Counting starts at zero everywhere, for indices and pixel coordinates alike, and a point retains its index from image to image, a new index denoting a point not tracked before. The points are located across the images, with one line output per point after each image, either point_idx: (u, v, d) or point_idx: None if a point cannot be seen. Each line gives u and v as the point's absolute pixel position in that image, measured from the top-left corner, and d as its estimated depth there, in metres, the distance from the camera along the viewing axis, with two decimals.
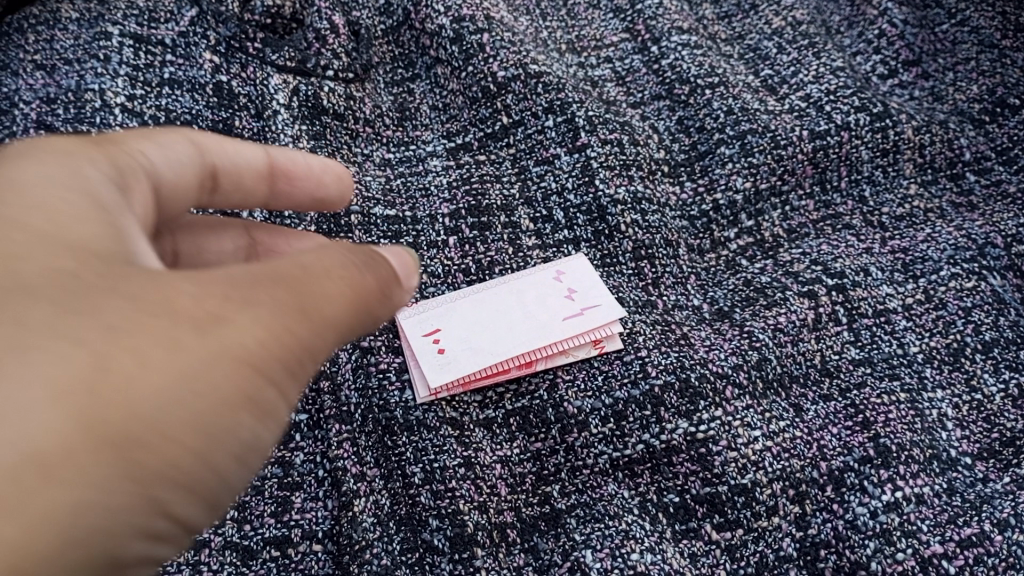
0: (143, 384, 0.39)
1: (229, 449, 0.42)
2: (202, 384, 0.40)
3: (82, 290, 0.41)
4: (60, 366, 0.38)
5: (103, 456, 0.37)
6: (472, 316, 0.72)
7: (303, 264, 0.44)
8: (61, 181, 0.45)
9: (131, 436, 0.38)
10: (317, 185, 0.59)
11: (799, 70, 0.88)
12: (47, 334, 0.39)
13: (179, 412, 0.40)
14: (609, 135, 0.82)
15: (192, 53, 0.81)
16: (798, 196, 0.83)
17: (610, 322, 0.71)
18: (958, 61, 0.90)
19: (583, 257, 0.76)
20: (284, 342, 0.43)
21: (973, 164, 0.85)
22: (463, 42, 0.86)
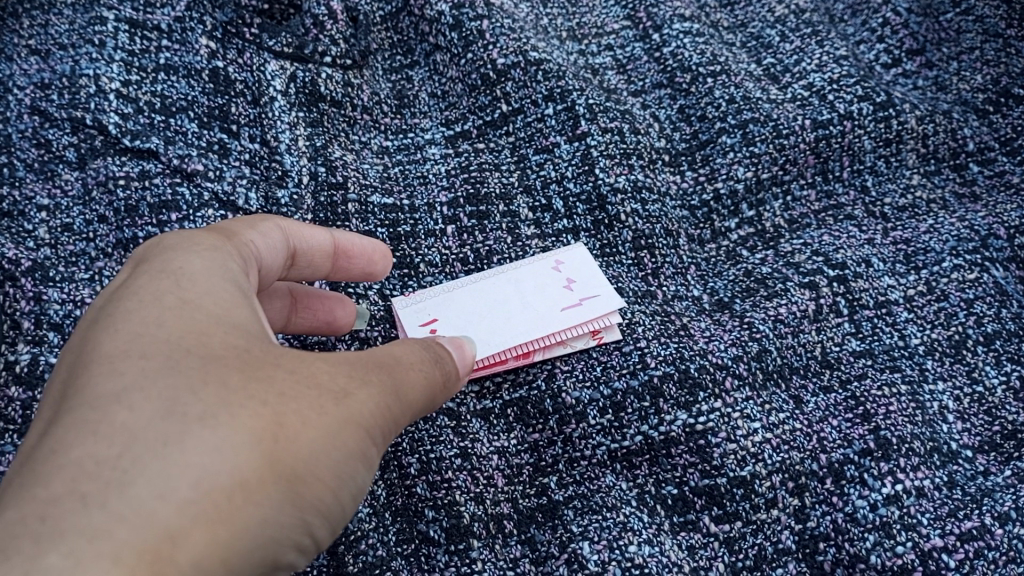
0: (307, 438, 0.44)
1: (351, 499, 0.47)
2: (345, 443, 0.46)
3: (239, 353, 0.46)
4: (241, 416, 0.43)
5: (275, 496, 0.43)
6: (470, 305, 0.70)
7: (402, 348, 0.50)
8: (203, 266, 0.51)
9: (295, 478, 0.43)
10: (368, 263, 0.64)
11: (802, 59, 0.88)
12: (223, 386, 0.44)
13: (330, 464, 0.45)
14: (609, 124, 0.81)
15: (189, 38, 0.80)
16: (800, 185, 0.82)
17: (609, 313, 0.70)
18: (963, 50, 0.89)
19: (582, 245, 0.75)
20: (394, 413, 0.48)
21: (976, 154, 0.85)
22: (463, 29, 0.85)
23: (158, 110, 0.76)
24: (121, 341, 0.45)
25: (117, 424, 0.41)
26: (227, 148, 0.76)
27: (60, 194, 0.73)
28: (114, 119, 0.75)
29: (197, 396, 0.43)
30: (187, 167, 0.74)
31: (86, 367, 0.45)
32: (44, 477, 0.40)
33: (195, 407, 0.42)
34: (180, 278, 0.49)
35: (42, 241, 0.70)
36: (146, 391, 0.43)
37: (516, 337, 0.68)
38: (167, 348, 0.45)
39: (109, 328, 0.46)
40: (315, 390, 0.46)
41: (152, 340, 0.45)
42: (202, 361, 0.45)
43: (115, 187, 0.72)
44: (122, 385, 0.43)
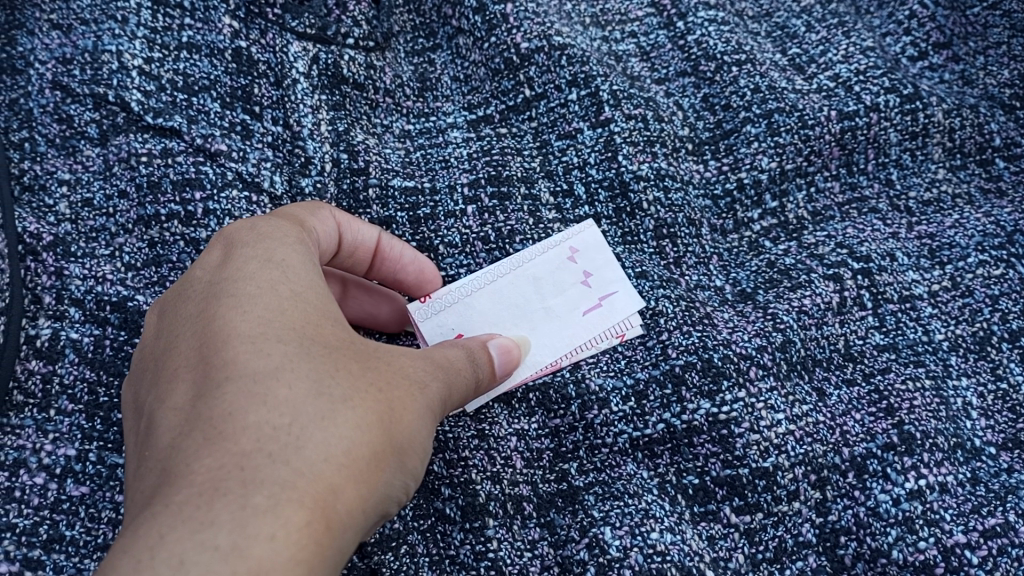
0: (414, 419, 0.53)
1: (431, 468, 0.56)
2: (435, 424, 0.55)
3: (348, 343, 0.54)
4: (369, 399, 0.51)
5: (393, 465, 0.51)
6: (491, 311, 0.70)
7: (464, 352, 0.59)
8: (297, 258, 0.57)
9: (406, 450, 0.52)
10: (402, 270, 0.68)
11: (828, 50, 0.87)
12: (348, 372, 0.52)
13: (427, 440, 0.54)
14: (634, 110, 0.80)
15: (212, 17, 0.78)
16: (824, 177, 0.82)
17: (630, 310, 0.70)
18: (990, 45, 0.88)
19: (593, 227, 0.73)
20: (460, 398, 0.58)
21: (1003, 150, 0.84)
22: (486, 12, 0.84)
23: (181, 89, 0.76)
24: (253, 323, 0.52)
25: (279, 396, 0.49)
26: (249, 129, 0.76)
27: (80, 169, 0.72)
28: (136, 97, 0.74)
29: (334, 379, 0.51)
30: (210, 146, 0.73)
31: (224, 343, 0.51)
32: (222, 437, 0.47)
33: (334, 387, 0.50)
34: (284, 267, 0.56)
35: (62, 217, 0.70)
36: (289, 370, 0.50)
37: (544, 350, 0.68)
38: (296, 334, 0.52)
39: (236, 310, 0.53)
40: (415, 379, 0.54)
41: (281, 324, 0.53)
42: (325, 350, 0.52)
43: (137, 163, 0.72)
44: (270, 361, 0.50)
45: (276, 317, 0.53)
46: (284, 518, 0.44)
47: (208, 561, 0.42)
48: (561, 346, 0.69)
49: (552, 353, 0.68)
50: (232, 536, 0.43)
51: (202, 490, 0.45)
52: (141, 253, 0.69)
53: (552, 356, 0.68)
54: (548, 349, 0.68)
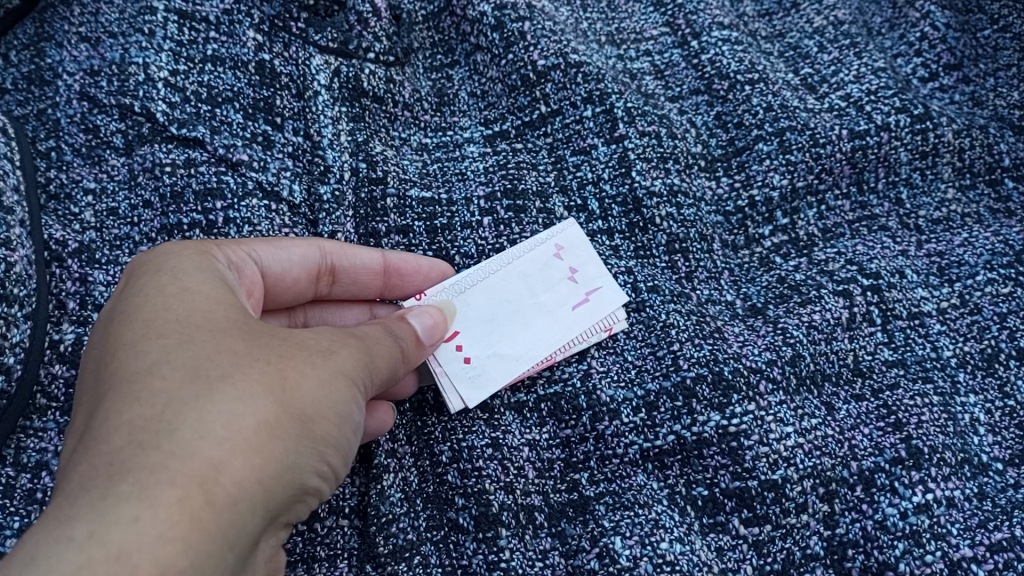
0: (311, 387, 0.53)
1: (352, 437, 0.56)
2: (342, 389, 0.54)
3: (237, 330, 0.54)
4: (254, 373, 0.51)
5: (292, 432, 0.51)
6: (482, 307, 0.71)
7: (377, 325, 0.61)
8: (189, 264, 0.58)
9: (307, 417, 0.52)
10: (424, 279, 0.71)
11: (840, 70, 0.88)
12: (233, 352, 0.52)
13: (334, 406, 0.54)
14: (647, 127, 0.81)
15: (236, 31, 0.81)
16: (835, 195, 0.83)
17: (616, 305, 0.72)
18: (1000, 67, 0.89)
19: (573, 222, 0.75)
20: (374, 365, 0.58)
21: (1013, 170, 0.84)
22: (504, 30, 0.85)
23: (205, 100, 0.77)
24: (137, 328, 0.53)
25: (152, 389, 0.49)
26: (271, 140, 0.77)
27: (106, 178, 0.74)
28: (161, 108, 0.76)
29: (216, 361, 0.51)
30: (232, 156, 0.75)
31: (110, 353, 0.52)
32: (97, 439, 0.48)
33: (215, 368, 0.51)
34: (173, 273, 0.57)
35: (88, 225, 0.72)
36: (168, 361, 0.51)
37: (541, 346, 0.69)
38: (180, 327, 0.53)
39: (124, 321, 0.54)
40: (310, 352, 0.54)
41: (162, 323, 0.53)
42: (212, 336, 0.53)
43: (161, 173, 0.73)
44: (144, 360, 0.51)
45: (159, 319, 0.54)
46: (151, 499, 0.44)
47: (65, 551, 0.42)
48: (553, 340, 0.70)
49: (546, 347, 0.69)
50: (87, 525, 0.43)
51: (72, 491, 0.45)
52: None
53: (546, 351, 0.69)
54: (544, 344, 0.70)
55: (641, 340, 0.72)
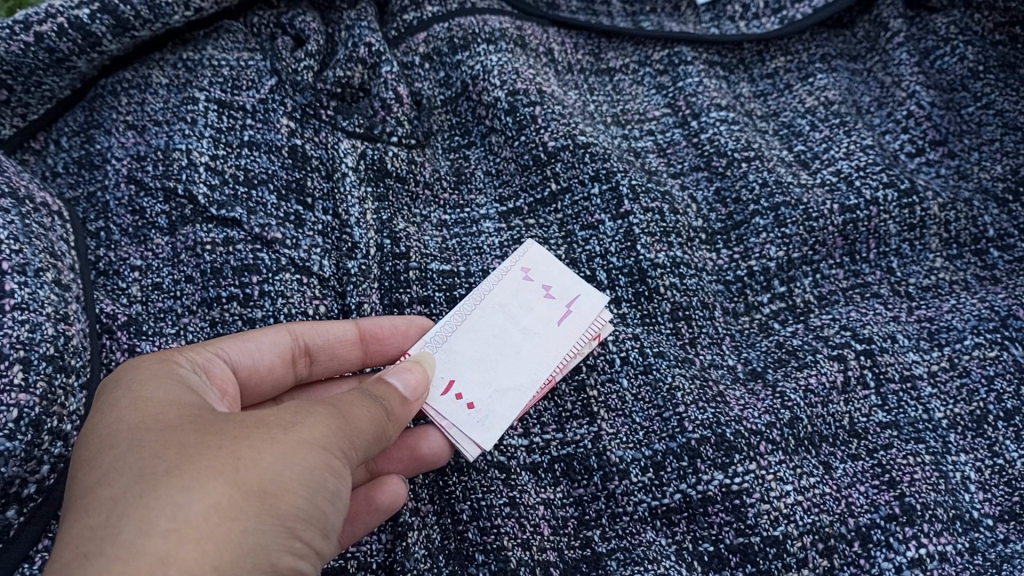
0: (268, 461, 0.52)
1: (329, 506, 0.55)
2: (309, 457, 0.54)
3: (195, 422, 0.55)
4: (205, 457, 0.51)
5: (251, 509, 0.50)
6: (470, 344, 0.76)
7: (354, 390, 0.61)
8: (149, 371, 0.60)
9: (268, 491, 0.51)
10: (405, 339, 0.76)
11: (830, 147, 0.95)
12: (183, 443, 0.52)
13: (298, 476, 0.53)
14: (651, 204, 0.87)
15: (270, 118, 0.88)
16: (829, 265, 0.88)
17: (599, 306, 0.79)
18: (983, 142, 0.97)
19: (534, 244, 0.82)
20: (347, 429, 0.57)
21: (997, 240, 0.90)
22: (517, 114, 0.92)
23: (242, 182, 0.83)
24: (96, 442, 0.54)
25: (102, 498, 0.50)
26: (302, 218, 0.83)
27: (150, 256, 0.80)
28: (203, 190, 0.82)
29: (163, 456, 0.51)
30: (267, 235, 0.81)
31: (73, 470, 0.54)
32: (53, 556, 0.49)
33: (164, 462, 0.51)
34: (134, 383, 0.59)
35: (134, 298, 0.78)
36: (120, 467, 0.51)
37: (536, 369, 0.75)
38: (132, 432, 0.54)
39: (87, 437, 0.55)
40: (269, 427, 0.54)
41: (118, 432, 0.54)
42: (164, 433, 0.53)
43: (202, 251, 0.79)
44: (99, 471, 0.52)
45: (115, 429, 0.55)
46: None
47: None
48: (553, 356, 0.76)
49: (549, 364, 0.75)
50: None
51: None
52: (203, 331, 0.77)
53: (549, 368, 0.75)
54: (540, 366, 0.75)
55: (648, 401, 0.76)
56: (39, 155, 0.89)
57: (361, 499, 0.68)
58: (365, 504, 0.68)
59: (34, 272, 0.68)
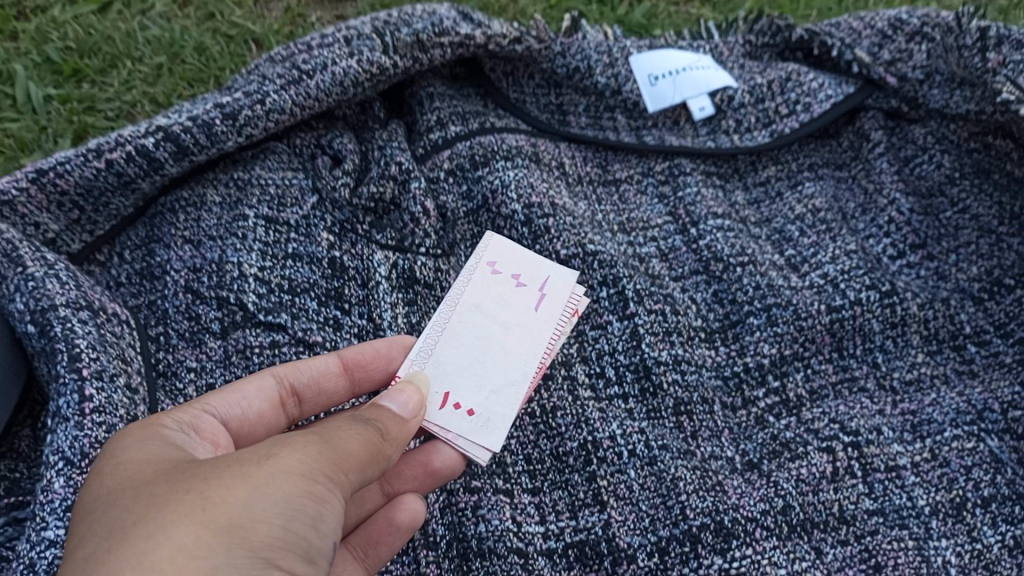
0: (237, 497, 0.57)
1: (311, 529, 0.60)
2: (283, 487, 0.59)
3: (175, 469, 0.61)
4: (177, 503, 0.57)
5: (223, 543, 0.56)
6: (459, 345, 0.86)
7: (347, 415, 0.67)
8: (136, 430, 0.66)
9: (239, 525, 0.57)
10: (389, 363, 0.84)
11: (817, 252, 1.05)
12: (163, 491, 0.58)
13: (270, 506, 0.58)
14: (654, 306, 0.96)
15: (312, 232, 0.98)
16: (819, 360, 0.96)
17: (572, 279, 0.92)
18: (960, 244, 1.06)
19: (497, 239, 0.93)
20: (323, 455, 0.62)
21: (973, 336, 0.98)
22: (532, 224, 1.02)
23: (286, 291, 0.93)
24: (88, 501, 0.61)
25: (86, 553, 0.56)
26: (339, 323, 0.94)
27: (205, 358, 0.90)
28: (251, 298, 0.92)
29: (141, 507, 0.57)
30: (309, 338, 0.91)
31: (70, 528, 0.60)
32: None
33: (141, 511, 0.57)
34: (123, 440, 0.65)
35: (191, 398, 0.88)
36: (105, 522, 0.58)
37: (525, 360, 0.86)
38: (118, 488, 0.60)
39: (82, 497, 0.62)
40: (245, 462, 0.59)
41: (107, 490, 0.61)
42: (151, 483, 0.60)
43: (251, 354, 0.90)
44: (87, 529, 0.58)
45: (105, 487, 0.61)
46: None
47: None
48: (541, 338, 0.87)
49: (541, 347, 0.87)
50: None
51: None
52: None
53: (541, 351, 0.87)
54: (528, 356, 0.86)
55: (653, 490, 0.85)
56: (104, 266, 0.99)
57: (384, 523, 0.77)
58: (388, 525, 0.77)
59: (110, 377, 0.79)
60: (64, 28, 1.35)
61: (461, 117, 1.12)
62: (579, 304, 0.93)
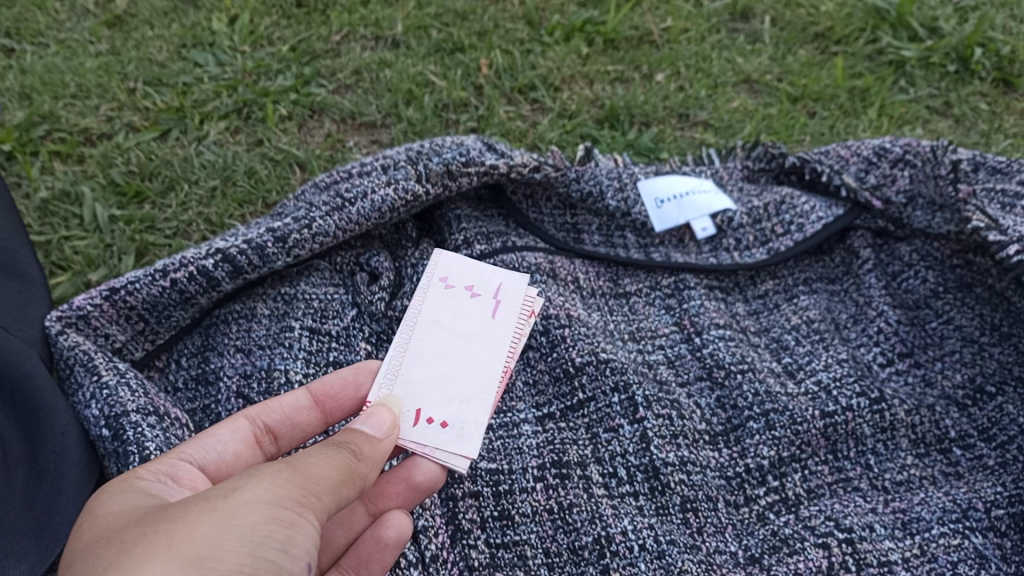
0: (203, 530, 0.63)
1: (282, 554, 0.65)
2: (252, 516, 0.65)
3: (153, 513, 0.67)
4: (147, 544, 0.63)
5: (193, 573, 0.61)
6: (422, 358, 0.93)
7: (319, 443, 0.74)
8: (123, 487, 0.73)
9: (210, 555, 0.62)
10: (356, 388, 0.92)
11: (812, 360, 1.15)
12: (133, 537, 0.64)
13: (236, 535, 0.64)
14: (661, 410, 1.05)
15: (352, 341, 1.11)
16: (815, 461, 1.05)
17: (524, 284, 1.00)
18: (945, 352, 1.15)
19: (446, 254, 1.02)
20: (290, 483, 0.68)
21: (958, 439, 1.08)
22: (550, 334, 1.11)
23: None
24: (78, 550, 0.67)
25: None
26: None
27: None
28: None
29: (120, 549, 0.64)
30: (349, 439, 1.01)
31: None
32: None
33: (120, 553, 0.63)
34: (112, 496, 0.72)
35: None
36: (89, 566, 0.64)
37: (489, 365, 0.93)
38: (103, 537, 0.67)
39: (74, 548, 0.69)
40: (211, 497, 0.65)
41: (94, 539, 0.67)
42: (124, 531, 0.66)
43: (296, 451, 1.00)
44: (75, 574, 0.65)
45: (94, 537, 0.68)
46: None
47: None
48: (503, 338, 0.95)
49: (505, 346, 0.95)
50: None
51: None
52: None
53: (506, 350, 0.95)
54: (492, 360, 0.94)
55: None
56: (162, 371, 1.10)
57: (372, 540, 0.84)
58: (377, 543, 0.85)
59: None
60: (128, 153, 1.51)
61: (486, 237, 1.24)
62: (536, 306, 1.00)
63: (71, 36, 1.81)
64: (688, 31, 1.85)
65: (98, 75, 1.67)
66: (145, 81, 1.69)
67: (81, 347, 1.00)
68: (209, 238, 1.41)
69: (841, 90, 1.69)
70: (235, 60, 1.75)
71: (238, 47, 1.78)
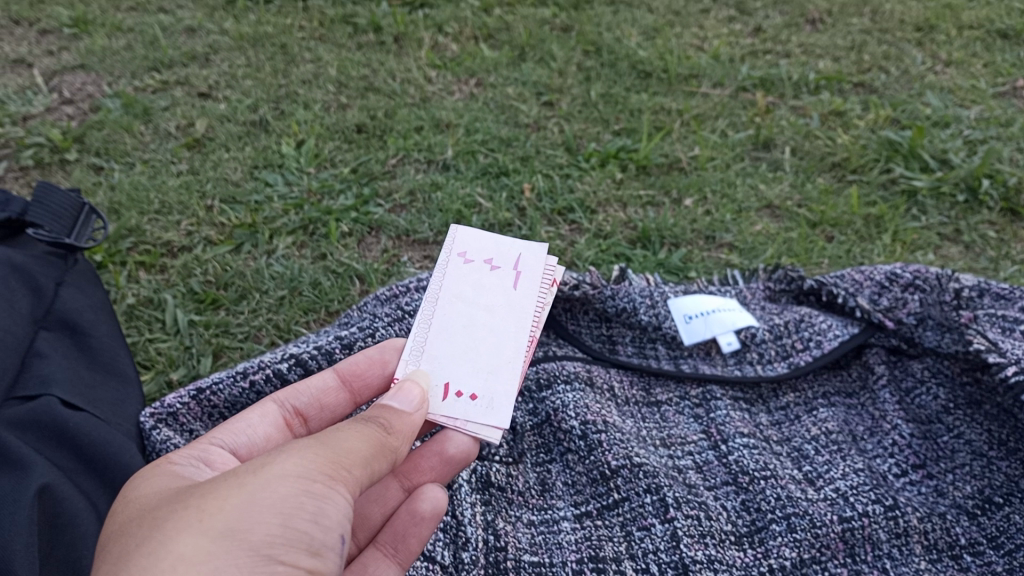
0: (236, 502, 0.77)
1: (311, 525, 0.79)
2: (279, 491, 0.78)
3: (189, 491, 0.81)
4: (186, 515, 0.76)
5: (224, 540, 0.75)
6: (450, 329, 1.11)
7: (353, 421, 0.88)
8: (161, 479, 0.88)
9: (239, 526, 0.76)
10: (382, 367, 1.11)
11: (830, 468, 1.24)
12: (174, 511, 0.78)
13: (267, 508, 0.77)
14: (690, 511, 1.15)
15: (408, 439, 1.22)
16: (835, 564, 1.13)
17: (543, 255, 1.19)
18: (955, 464, 1.24)
19: (465, 232, 1.21)
20: (315, 461, 0.81)
21: (968, 546, 1.15)
22: (587, 438, 1.23)
23: None
24: (123, 524, 0.82)
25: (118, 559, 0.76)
26: None
27: None
28: None
29: (159, 522, 0.77)
30: None
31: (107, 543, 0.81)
32: None
33: (159, 525, 0.77)
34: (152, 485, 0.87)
35: None
36: (133, 536, 0.78)
37: (511, 332, 1.11)
38: (145, 513, 0.81)
39: (117, 523, 0.83)
40: (245, 473, 0.79)
41: (136, 516, 0.81)
42: (166, 505, 0.80)
43: None
44: (120, 544, 0.78)
45: (137, 515, 0.82)
46: None
47: None
48: (528, 305, 1.13)
49: (530, 313, 1.13)
50: None
51: None
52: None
53: (531, 316, 1.13)
54: (515, 326, 1.11)
55: None
56: None
57: (410, 515, 1.01)
58: (413, 516, 1.01)
59: None
60: (206, 265, 1.68)
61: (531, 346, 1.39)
62: (555, 275, 1.19)
63: (156, 156, 2.01)
64: (714, 160, 2.02)
65: (180, 193, 1.86)
66: (221, 199, 1.87)
67: (172, 440, 1.15)
68: (277, 342, 1.55)
69: (857, 216, 1.83)
70: (301, 179, 1.94)
71: (305, 168, 1.97)
